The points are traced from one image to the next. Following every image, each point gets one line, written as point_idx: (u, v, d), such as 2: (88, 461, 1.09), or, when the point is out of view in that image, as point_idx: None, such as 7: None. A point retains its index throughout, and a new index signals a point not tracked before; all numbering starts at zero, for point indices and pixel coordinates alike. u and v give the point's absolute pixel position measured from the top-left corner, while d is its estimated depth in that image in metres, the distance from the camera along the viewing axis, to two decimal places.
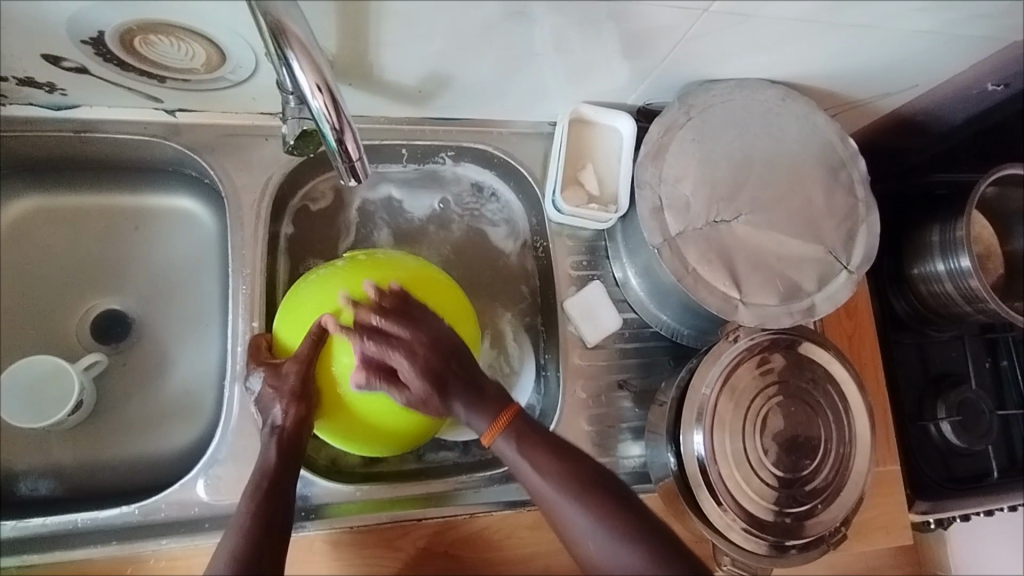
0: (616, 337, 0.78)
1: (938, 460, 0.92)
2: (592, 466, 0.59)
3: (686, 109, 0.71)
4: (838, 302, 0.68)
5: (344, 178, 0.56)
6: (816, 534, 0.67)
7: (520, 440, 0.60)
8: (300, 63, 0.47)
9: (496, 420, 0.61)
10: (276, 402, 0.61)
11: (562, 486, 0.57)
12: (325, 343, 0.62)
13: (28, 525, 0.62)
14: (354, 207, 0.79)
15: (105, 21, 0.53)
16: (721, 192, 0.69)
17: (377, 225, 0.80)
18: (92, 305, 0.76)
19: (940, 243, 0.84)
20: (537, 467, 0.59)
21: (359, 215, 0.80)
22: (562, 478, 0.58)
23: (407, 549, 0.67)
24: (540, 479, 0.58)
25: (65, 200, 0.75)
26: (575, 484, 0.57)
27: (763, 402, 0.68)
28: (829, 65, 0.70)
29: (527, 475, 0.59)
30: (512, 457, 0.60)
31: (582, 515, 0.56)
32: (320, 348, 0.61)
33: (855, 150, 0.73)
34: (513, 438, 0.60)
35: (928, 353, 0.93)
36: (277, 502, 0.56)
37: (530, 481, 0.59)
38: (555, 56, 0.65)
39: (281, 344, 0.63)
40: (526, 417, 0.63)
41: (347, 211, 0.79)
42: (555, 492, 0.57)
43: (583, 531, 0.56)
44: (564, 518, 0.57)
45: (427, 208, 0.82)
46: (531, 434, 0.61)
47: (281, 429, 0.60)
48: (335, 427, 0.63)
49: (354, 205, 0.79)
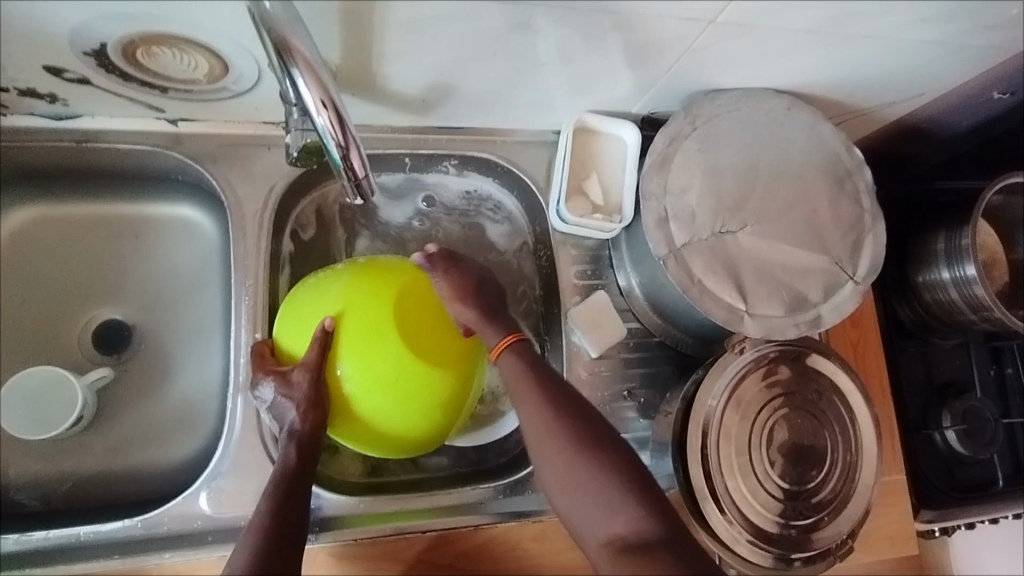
0: (620, 347, 0.78)
1: (942, 468, 0.91)
2: (583, 401, 0.57)
3: (691, 119, 0.70)
4: (845, 313, 0.68)
5: (350, 196, 0.56)
6: (822, 546, 0.67)
7: (526, 364, 0.59)
8: (304, 80, 0.46)
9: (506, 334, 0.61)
10: (291, 411, 0.61)
11: (554, 413, 0.55)
12: (331, 348, 0.61)
13: (31, 538, 0.62)
14: (357, 216, 0.79)
15: (107, 32, 0.53)
16: (726, 202, 0.69)
17: (379, 234, 0.80)
18: (94, 315, 0.76)
19: (945, 251, 0.84)
20: (533, 390, 0.57)
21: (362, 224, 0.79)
22: (556, 406, 0.56)
23: (410, 562, 0.67)
24: (531, 405, 0.56)
25: (66, 209, 0.75)
26: (567, 413, 0.55)
27: (769, 415, 0.67)
28: (835, 74, 0.70)
29: (521, 396, 0.57)
30: (514, 378, 0.58)
31: (568, 442, 0.54)
32: (327, 353, 0.61)
33: (861, 160, 0.72)
34: (518, 363, 0.59)
35: (932, 362, 0.93)
36: (289, 513, 0.57)
37: (523, 403, 0.57)
38: (560, 65, 0.65)
39: (286, 351, 0.63)
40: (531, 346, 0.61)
41: (350, 220, 0.79)
42: (547, 419, 0.55)
43: (562, 456, 0.53)
44: (546, 443, 0.55)
45: (433, 226, 0.81)
46: (524, 364, 0.59)
47: (298, 435, 0.60)
48: (347, 431, 0.64)
49: (357, 214, 0.79)
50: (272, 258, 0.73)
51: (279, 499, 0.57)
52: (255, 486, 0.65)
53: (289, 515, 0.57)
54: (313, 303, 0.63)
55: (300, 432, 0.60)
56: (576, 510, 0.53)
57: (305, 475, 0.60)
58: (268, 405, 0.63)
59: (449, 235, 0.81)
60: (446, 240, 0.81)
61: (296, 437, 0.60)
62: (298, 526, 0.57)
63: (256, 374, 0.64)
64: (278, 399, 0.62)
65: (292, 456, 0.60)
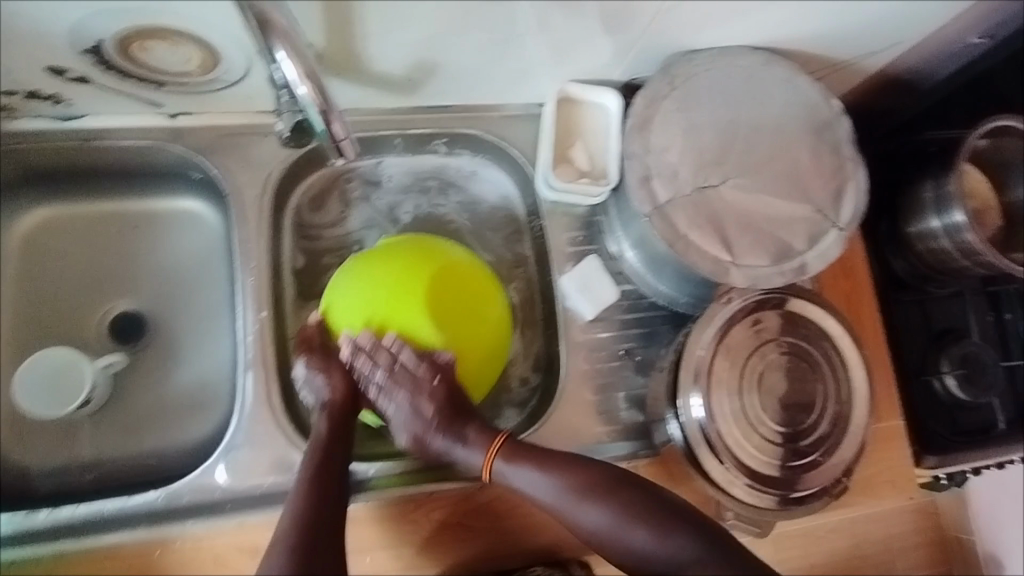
0: (615, 308, 0.80)
1: (944, 414, 0.92)
2: (594, 466, 0.63)
3: (668, 80, 0.72)
4: (829, 260, 0.70)
5: (333, 159, 0.60)
6: (818, 485, 0.68)
7: (514, 453, 0.64)
8: (284, 52, 0.49)
9: (484, 456, 0.65)
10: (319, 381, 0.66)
11: (564, 490, 0.61)
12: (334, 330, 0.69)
13: (60, 515, 0.65)
14: (336, 196, 0.82)
15: (103, 29, 0.56)
16: (708, 158, 0.71)
17: (355, 204, 0.83)
18: (109, 308, 0.79)
19: (934, 199, 0.85)
20: (539, 471, 0.63)
21: (342, 196, 0.82)
22: (554, 478, 0.62)
23: (422, 523, 0.70)
24: (545, 490, 0.62)
25: (77, 209, 0.79)
26: (578, 485, 0.61)
27: (758, 359, 0.69)
28: (808, 29, 0.72)
29: (529, 484, 0.63)
30: (511, 471, 0.64)
31: (589, 511, 0.60)
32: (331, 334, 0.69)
33: (840, 110, 0.74)
34: (512, 454, 0.64)
35: (929, 310, 0.95)
36: (328, 476, 0.61)
37: (534, 490, 0.63)
38: (538, 35, 0.67)
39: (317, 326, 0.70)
40: (514, 440, 0.66)
41: (330, 199, 0.81)
42: (563, 498, 0.61)
43: (596, 527, 0.60)
44: (572, 523, 0.61)
45: (383, 176, 0.83)
46: (522, 448, 0.65)
47: (329, 407, 0.66)
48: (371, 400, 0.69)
49: (336, 194, 0.82)
50: (272, 241, 0.76)
51: (317, 488, 0.60)
52: (269, 455, 0.69)
53: (326, 487, 0.60)
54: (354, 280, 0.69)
55: (332, 404, 0.66)
56: (622, 559, 0.59)
57: (343, 439, 0.64)
58: (300, 382, 0.67)
59: (399, 181, 0.83)
60: (400, 188, 0.84)
61: (328, 407, 0.66)
62: (339, 494, 0.61)
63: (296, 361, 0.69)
64: (308, 377, 0.67)
65: (324, 426, 0.65)
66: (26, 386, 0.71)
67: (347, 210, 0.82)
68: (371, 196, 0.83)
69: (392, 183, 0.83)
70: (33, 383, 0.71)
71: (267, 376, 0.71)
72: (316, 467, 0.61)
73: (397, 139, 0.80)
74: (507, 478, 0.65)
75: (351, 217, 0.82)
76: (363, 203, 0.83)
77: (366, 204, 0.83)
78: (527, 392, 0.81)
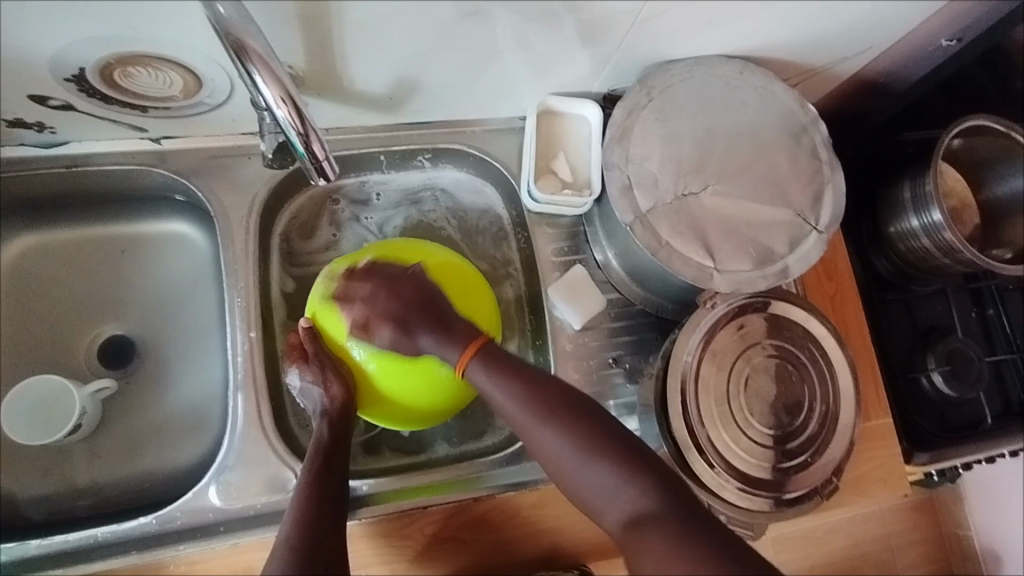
0: (603, 317, 0.80)
1: (933, 411, 0.93)
2: (570, 394, 0.58)
3: (646, 91, 0.73)
4: (811, 262, 0.71)
5: (314, 179, 0.60)
6: (809, 485, 0.69)
7: (491, 366, 0.60)
8: (262, 76, 0.50)
9: (463, 350, 0.61)
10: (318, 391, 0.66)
11: (530, 408, 0.56)
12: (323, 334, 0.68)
13: (51, 542, 0.65)
14: (326, 219, 0.83)
15: (85, 57, 0.57)
16: (687, 166, 0.72)
17: (345, 224, 0.83)
18: (97, 332, 0.79)
19: (912, 199, 0.86)
20: (509, 389, 0.58)
21: (333, 217, 0.83)
22: (523, 397, 0.57)
23: (416, 537, 0.70)
24: (511, 407, 0.57)
25: (63, 235, 0.79)
26: (546, 408, 0.56)
27: (744, 363, 0.70)
28: (781, 37, 0.73)
29: (497, 399, 0.58)
30: (485, 385, 0.60)
31: (553, 436, 0.54)
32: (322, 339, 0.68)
33: (815, 115, 0.75)
34: (487, 367, 0.60)
35: (913, 309, 0.96)
36: (329, 481, 0.61)
37: (503, 407, 0.58)
38: (516, 51, 0.68)
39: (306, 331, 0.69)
40: (497, 347, 0.62)
41: (322, 224, 0.82)
42: (527, 417, 0.56)
43: (559, 454, 0.54)
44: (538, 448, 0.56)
45: (371, 194, 0.84)
46: (498, 364, 0.60)
47: (329, 413, 0.65)
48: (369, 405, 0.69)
49: (326, 217, 0.83)
50: (259, 261, 0.76)
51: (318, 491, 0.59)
52: (261, 476, 0.68)
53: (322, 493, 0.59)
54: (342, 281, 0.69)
55: (333, 410, 0.65)
56: (583, 494, 0.53)
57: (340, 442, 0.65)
58: (298, 390, 0.68)
59: (387, 197, 0.84)
60: (390, 205, 0.85)
61: (328, 414, 0.65)
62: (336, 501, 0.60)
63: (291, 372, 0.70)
64: (307, 387, 0.67)
65: (324, 433, 0.64)
66: (16, 417, 0.72)
67: (340, 231, 0.83)
68: (361, 215, 0.84)
69: (382, 200, 0.84)
70: (22, 413, 0.72)
71: (258, 396, 0.71)
72: (318, 473, 0.62)
73: (381, 156, 0.81)
74: (480, 388, 0.61)
75: (343, 237, 0.83)
76: (353, 222, 0.84)
77: (357, 223, 0.84)
78: None
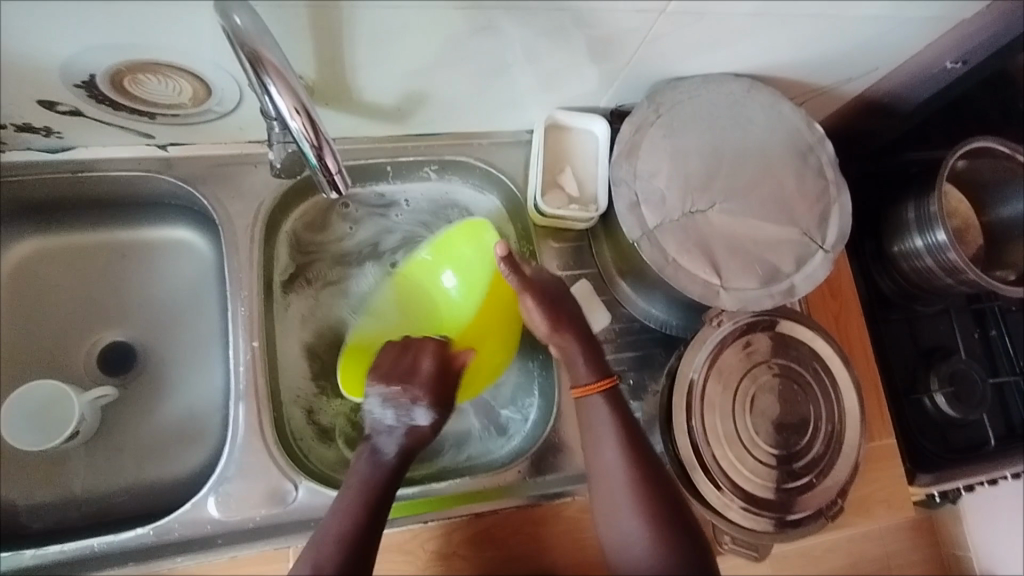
0: (607, 332, 0.80)
1: (935, 432, 0.93)
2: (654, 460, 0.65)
3: (654, 107, 0.74)
4: (817, 281, 0.70)
5: (326, 190, 0.60)
6: (813, 506, 0.69)
7: (612, 408, 0.66)
8: (277, 88, 0.50)
9: (598, 381, 0.67)
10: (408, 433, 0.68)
11: (622, 456, 0.64)
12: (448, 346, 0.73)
13: (46, 552, 0.64)
14: (340, 219, 0.83)
15: (95, 64, 0.56)
16: (695, 183, 0.72)
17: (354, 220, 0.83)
18: (98, 339, 0.79)
19: (916, 219, 0.86)
20: (614, 435, 0.65)
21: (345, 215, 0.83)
22: (626, 447, 0.64)
23: (418, 553, 0.70)
24: (608, 451, 0.65)
25: (66, 239, 0.78)
26: (636, 467, 0.63)
27: (751, 382, 0.70)
28: (789, 57, 0.73)
29: (602, 443, 0.65)
30: (599, 420, 0.66)
31: (625, 487, 0.63)
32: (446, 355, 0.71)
33: (822, 135, 0.75)
34: (611, 412, 0.66)
35: (916, 329, 0.96)
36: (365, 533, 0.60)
37: (601, 447, 0.65)
38: (526, 65, 0.68)
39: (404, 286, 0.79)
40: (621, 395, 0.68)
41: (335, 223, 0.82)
42: (619, 462, 0.64)
43: (621, 507, 0.62)
44: (610, 507, 0.63)
45: (400, 200, 0.84)
46: (616, 410, 0.66)
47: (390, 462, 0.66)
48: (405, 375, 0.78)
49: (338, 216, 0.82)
50: (263, 270, 0.76)
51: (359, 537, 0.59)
52: (263, 487, 0.68)
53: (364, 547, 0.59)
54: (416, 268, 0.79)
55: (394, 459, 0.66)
56: (613, 541, 0.62)
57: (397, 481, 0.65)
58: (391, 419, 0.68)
59: (416, 204, 0.85)
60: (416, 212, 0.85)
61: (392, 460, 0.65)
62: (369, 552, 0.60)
63: (413, 399, 0.68)
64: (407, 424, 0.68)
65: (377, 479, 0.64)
66: (15, 423, 0.70)
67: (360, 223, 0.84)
68: (391, 212, 0.84)
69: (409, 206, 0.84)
70: (20, 419, 0.70)
71: (259, 406, 0.70)
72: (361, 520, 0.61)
73: (387, 167, 0.80)
74: (586, 420, 0.67)
75: (360, 230, 0.84)
76: (376, 218, 0.84)
77: (381, 219, 0.84)
78: (516, 416, 0.80)
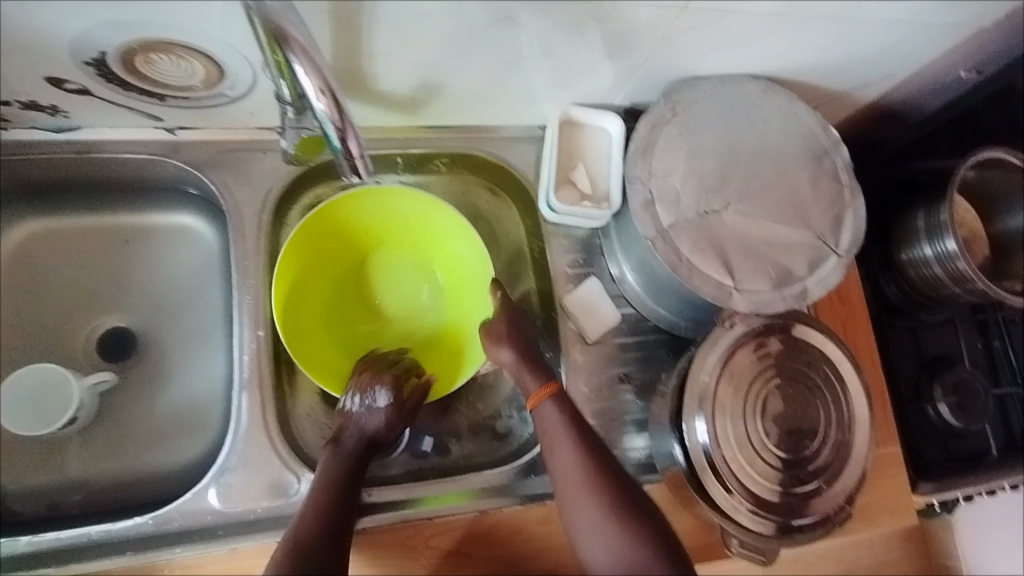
0: (614, 332, 0.79)
1: (937, 441, 0.93)
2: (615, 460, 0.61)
3: (671, 106, 0.73)
4: (830, 286, 0.70)
5: (347, 175, 0.59)
6: (821, 512, 0.68)
7: (566, 411, 0.64)
8: (303, 67, 0.48)
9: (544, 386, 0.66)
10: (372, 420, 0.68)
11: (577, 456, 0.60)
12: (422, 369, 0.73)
13: (43, 539, 0.63)
14: None
15: (107, 41, 0.55)
16: (710, 183, 0.71)
17: None
18: (98, 324, 0.77)
19: (926, 227, 0.86)
20: (569, 439, 0.62)
21: None
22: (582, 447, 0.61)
23: (420, 549, 0.68)
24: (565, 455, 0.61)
25: (68, 221, 0.77)
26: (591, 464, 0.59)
27: (761, 385, 0.69)
28: (806, 60, 0.73)
29: (556, 447, 0.62)
30: (553, 423, 0.64)
31: (582, 486, 0.58)
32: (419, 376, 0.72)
33: (837, 139, 0.75)
34: (561, 411, 0.64)
35: (921, 337, 0.96)
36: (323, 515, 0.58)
37: (557, 452, 0.62)
38: (543, 58, 0.67)
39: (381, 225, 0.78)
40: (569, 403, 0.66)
41: None
42: (575, 464, 0.60)
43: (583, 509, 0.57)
44: (570, 508, 0.58)
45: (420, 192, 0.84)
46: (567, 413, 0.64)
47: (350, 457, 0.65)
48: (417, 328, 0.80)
49: None
50: (270, 257, 0.74)
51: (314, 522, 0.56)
52: (263, 478, 0.67)
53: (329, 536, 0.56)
54: (395, 212, 0.77)
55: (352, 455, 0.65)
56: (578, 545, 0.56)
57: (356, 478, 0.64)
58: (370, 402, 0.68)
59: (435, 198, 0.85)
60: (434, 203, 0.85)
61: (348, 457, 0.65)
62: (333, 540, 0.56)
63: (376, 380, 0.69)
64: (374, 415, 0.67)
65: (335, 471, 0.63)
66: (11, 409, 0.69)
67: None
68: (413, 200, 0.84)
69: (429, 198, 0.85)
70: (17, 404, 0.69)
71: (263, 397, 0.69)
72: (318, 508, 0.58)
73: (398, 159, 0.81)
74: (542, 429, 0.65)
75: None
76: None
77: None
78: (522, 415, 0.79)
